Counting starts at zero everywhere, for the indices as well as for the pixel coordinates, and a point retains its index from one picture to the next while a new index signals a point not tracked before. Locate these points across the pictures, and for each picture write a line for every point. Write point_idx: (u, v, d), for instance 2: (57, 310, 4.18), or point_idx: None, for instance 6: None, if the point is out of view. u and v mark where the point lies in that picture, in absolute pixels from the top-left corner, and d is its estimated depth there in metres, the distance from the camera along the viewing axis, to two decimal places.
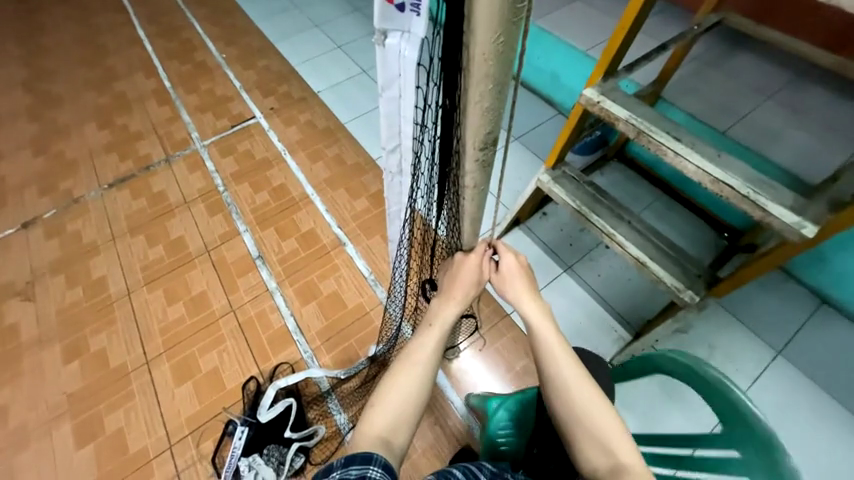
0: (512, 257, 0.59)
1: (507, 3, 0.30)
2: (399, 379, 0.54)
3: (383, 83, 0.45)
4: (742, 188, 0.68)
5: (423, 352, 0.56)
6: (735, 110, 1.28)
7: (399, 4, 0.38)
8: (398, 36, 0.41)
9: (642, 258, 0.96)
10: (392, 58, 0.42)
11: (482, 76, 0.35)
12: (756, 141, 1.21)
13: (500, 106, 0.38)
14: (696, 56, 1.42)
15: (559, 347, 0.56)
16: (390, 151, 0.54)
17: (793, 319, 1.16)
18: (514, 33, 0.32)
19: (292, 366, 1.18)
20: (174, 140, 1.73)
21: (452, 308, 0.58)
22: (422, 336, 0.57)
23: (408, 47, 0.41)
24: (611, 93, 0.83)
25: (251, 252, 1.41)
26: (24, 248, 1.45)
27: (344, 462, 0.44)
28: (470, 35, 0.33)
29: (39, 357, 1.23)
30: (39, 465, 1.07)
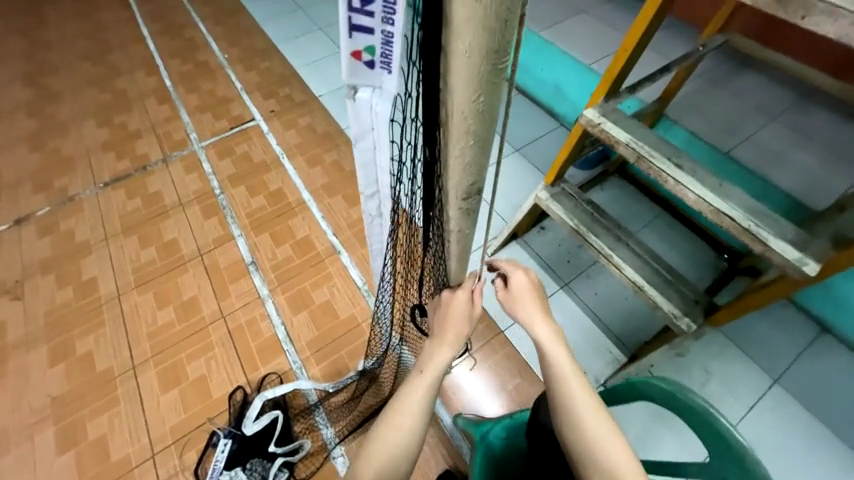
0: (524, 274, 0.59)
1: (486, 65, 0.28)
2: (393, 424, 0.51)
3: (356, 134, 0.43)
4: (743, 220, 0.67)
5: (414, 403, 0.52)
6: (738, 131, 1.27)
7: (368, 60, 0.35)
8: (369, 92, 0.38)
9: (639, 282, 0.93)
10: (363, 112, 0.40)
11: (463, 132, 0.33)
12: (760, 164, 1.19)
13: (484, 158, 0.36)
14: (700, 74, 1.41)
15: (572, 374, 0.53)
16: (368, 197, 0.53)
17: (791, 346, 1.13)
18: (496, 92, 0.30)
19: (280, 377, 1.16)
20: (172, 140, 1.71)
21: (445, 353, 0.54)
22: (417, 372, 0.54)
23: (380, 102, 0.38)
24: (611, 114, 0.81)
25: (245, 257, 1.39)
26: (16, 245, 1.43)
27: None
28: (450, 93, 0.31)
29: (25, 357, 1.21)
30: (18, 470, 1.05)
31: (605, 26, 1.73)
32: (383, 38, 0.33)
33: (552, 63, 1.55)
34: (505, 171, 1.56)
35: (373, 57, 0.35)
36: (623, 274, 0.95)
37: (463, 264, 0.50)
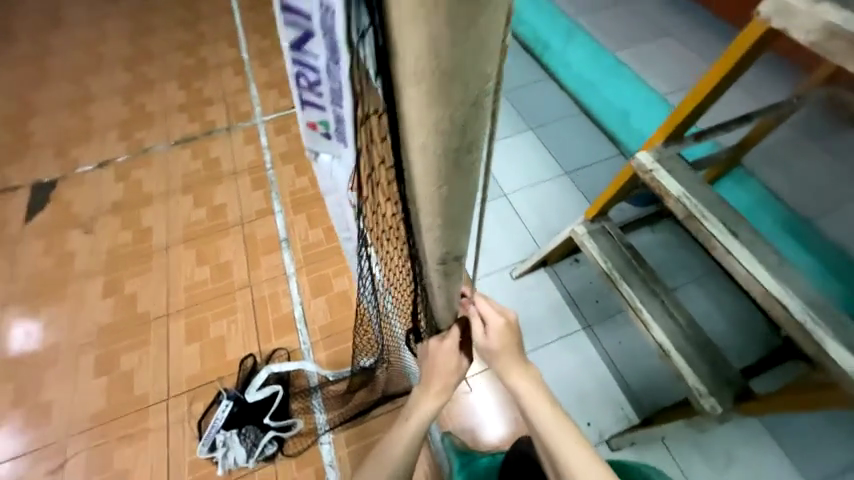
0: (498, 315, 0.55)
1: (447, 156, 0.26)
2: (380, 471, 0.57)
3: (324, 189, 0.52)
4: (798, 312, 0.58)
5: (398, 447, 0.57)
6: (828, 196, 1.10)
7: (323, 131, 0.41)
8: (329, 157, 0.44)
9: (665, 346, 0.85)
10: (326, 172, 0.47)
11: (431, 212, 0.31)
12: (847, 239, 1.03)
13: (460, 233, 0.34)
14: (796, 122, 1.23)
15: (559, 425, 0.55)
16: (346, 239, 0.61)
17: (842, 453, 0.98)
18: (463, 178, 0.28)
19: (288, 354, 1.22)
20: (238, 111, 1.83)
21: (429, 402, 0.57)
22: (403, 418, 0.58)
23: (338, 165, 0.45)
24: (668, 161, 0.73)
25: (280, 233, 1.46)
26: (95, 185, 1.62)
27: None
28: (414, 176, 0.29)
29: (84, 286, 1.38)
30: (63, 381, 1.21)
31: (693, 52, 1.58)
32: (333, 115, 0.38)
33: (623, 91, 1.49)
34: (548, 193, 1.49)
35: (327, 129, 0.41)
36: (650, 333, 0.87)
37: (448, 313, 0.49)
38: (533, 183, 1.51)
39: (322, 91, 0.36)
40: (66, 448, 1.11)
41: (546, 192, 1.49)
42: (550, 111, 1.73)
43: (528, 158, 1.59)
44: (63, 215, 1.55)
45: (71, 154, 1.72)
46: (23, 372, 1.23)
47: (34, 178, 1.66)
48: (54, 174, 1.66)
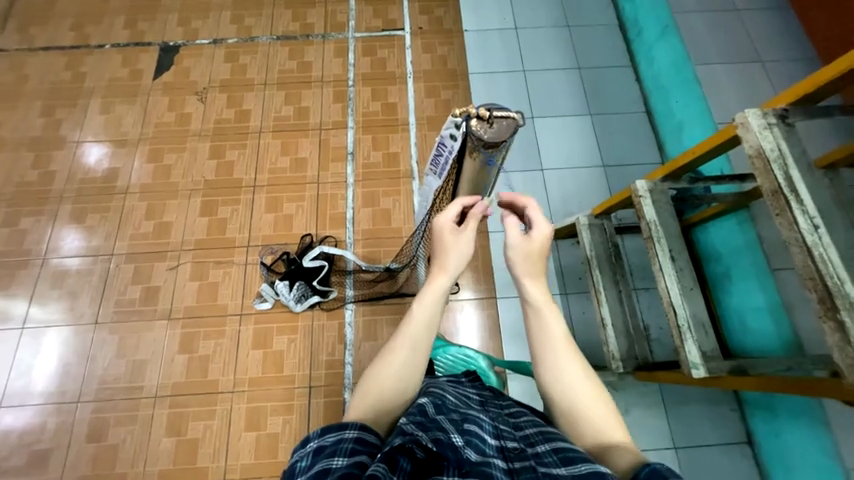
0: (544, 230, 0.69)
1: None
2: (391, 358, 0.61)
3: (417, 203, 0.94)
4: (683, 321, 0.90)
5: (409, 338, 0.62)
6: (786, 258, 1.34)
7: (428, 183, 0.84)
8: (426, 190, 0.86)
9: (606, 321, 1.19)
10: (424, 195, 0.89)
11: None
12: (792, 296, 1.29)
13: None
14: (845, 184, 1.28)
15: (563, 343, 0.61)
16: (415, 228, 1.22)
17: (713, 433, 1.33)
18: None
19: (336, 242, 1.61)
20: (335, 21, 2.00)
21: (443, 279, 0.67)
22: (416, 304, 0.65)
23: (426, 195, 0.88)
24: (658, 193, 0.98)
25: (348, 148, 1.75)
26: (209, 59, 1.92)
27: (322, 433, 0.50)
28: None
29: (196, 145, 1.77)
30: (179, 211, 1.67)
31: (769, 79, 1.63)
32: (434, 177, 0.79)
33: (691, 100, 1.57)
34: (579, 178, 1.67)
35: (430, 183, 0.83)
36: (600, 309, 1.20)
37: None
38: (571, 167, 1.69)
39: (435, 168, 0.77)
40: (178, 258, 1.60)
41: (581, 177, 1.68)
42: (614, 101, 1.80)
43: (574, 140, 1.74)
44: (183, 79, 1.88)
45: (192, 24, 1.99)
46: (152, 196, 1.69)
47: (163, 39, 1.96)
48: (178, 40, 1.96)
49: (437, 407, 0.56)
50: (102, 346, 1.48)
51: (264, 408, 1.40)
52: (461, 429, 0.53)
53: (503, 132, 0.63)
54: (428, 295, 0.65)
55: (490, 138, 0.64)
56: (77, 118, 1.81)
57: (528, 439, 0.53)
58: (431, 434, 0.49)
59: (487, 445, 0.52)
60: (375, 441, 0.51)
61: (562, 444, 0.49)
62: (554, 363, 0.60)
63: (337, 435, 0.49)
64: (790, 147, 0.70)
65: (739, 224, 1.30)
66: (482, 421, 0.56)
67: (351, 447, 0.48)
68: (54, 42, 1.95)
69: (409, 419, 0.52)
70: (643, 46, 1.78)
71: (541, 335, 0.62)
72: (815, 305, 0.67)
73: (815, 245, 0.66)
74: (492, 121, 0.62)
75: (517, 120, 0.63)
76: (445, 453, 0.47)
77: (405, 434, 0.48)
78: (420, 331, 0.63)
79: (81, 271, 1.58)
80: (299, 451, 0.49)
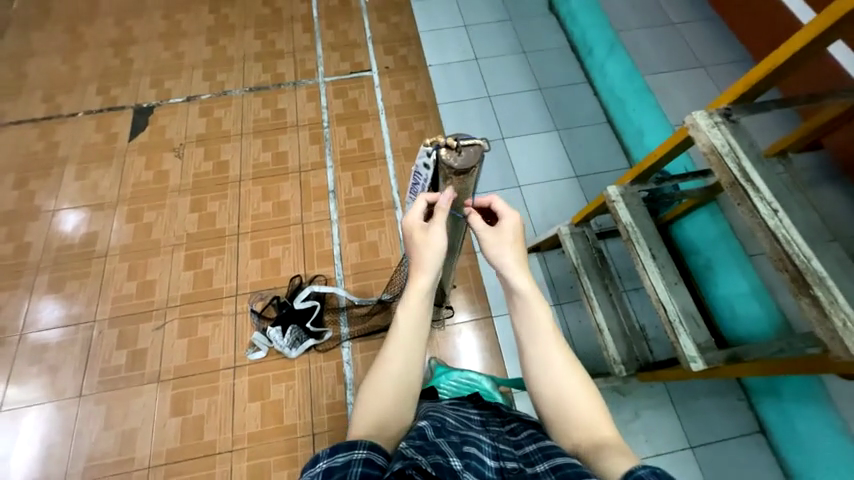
0: (515, 218, 0.72)
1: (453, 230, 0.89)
2: (384, 372, 0.62)
3: None
4: (674, 316, 0.92)
5: (399, 349, 0.64)
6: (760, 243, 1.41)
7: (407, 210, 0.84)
8: None
9: (602, 326, 1.20)
10: None
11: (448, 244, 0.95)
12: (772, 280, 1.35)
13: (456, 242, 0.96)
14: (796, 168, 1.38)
15: (549, 335, 0.64)
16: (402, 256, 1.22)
17: (724, 426, 1.32)
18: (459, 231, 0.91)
19: (325, 280, 1.60)
20: (305, 68, 2.09)
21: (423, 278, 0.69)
22: (402, 311, 0.67)
23: None
24: (629, 197, 1.03)
25: (329, 186, 1.78)
26: (184, 116, 1.96)
27: (331, 453, 0.50)
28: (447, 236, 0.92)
29: (176, 200, 1.77)
30: (162, 267, 1.64)
31: (712, 81, 1.77)
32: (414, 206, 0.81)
33: (646, 106, 1.65)
34: (555, 190, 1.74)
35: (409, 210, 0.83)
36: (594, 315, 1.22)
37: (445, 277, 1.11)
38: (545, 181, 1.76)
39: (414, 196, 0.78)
40: (165, 316, 1.55)
41: (556, 189, 1.74)
42: (577, 115, 1.90)
43: (545, 155, 1.82)
44: (158, 137, 1.91)
45: (165, 85, 2.05)
46: (133, 256, 1.66)
47: (137, 101, 2.00)
48: (152, 101, 2.00)
49: (437, 430, 0.56)
50: (87, 420, 1.40)
51: (266, 464, 1.33)
52: (461, 452, 0.52)
53: (473, 159, 0.66)
54: (411, 301, 0.67)
55: (459, 165, 0.66)
56: (52, 187, 1.80)
57: (528, 459, 0.53)
58: (430, 457, 0.48)
59: (486, 467, 0.52)
60: (382, 462, 0.51)
61: (560, 461, 0.48)
62: (541, 353, 0.63)
63: (346, 456, 0.49)
64: (739, 142, 0.76)
65: (711, 216, 1.36)
66: (481, 443, 0.56)
67: (362, 470, 0.47)
68: (26, 115, 1.97)
69: (408, 443, 0.51)
70: (595, 61, 1.88)
71: (529, 326, 0.65)
72: (789, 284, 0.71)
73: (777, 228, 0.70)
74: (460, 149, 0.65)
75: (483, 146, 0.66)
76: (444, 475, 0.46)
77: (406, 459, 0.47)
78: (410, 337, 0.65)
79: (62, 342, 1.52)
80: (309, 471, 0.48)
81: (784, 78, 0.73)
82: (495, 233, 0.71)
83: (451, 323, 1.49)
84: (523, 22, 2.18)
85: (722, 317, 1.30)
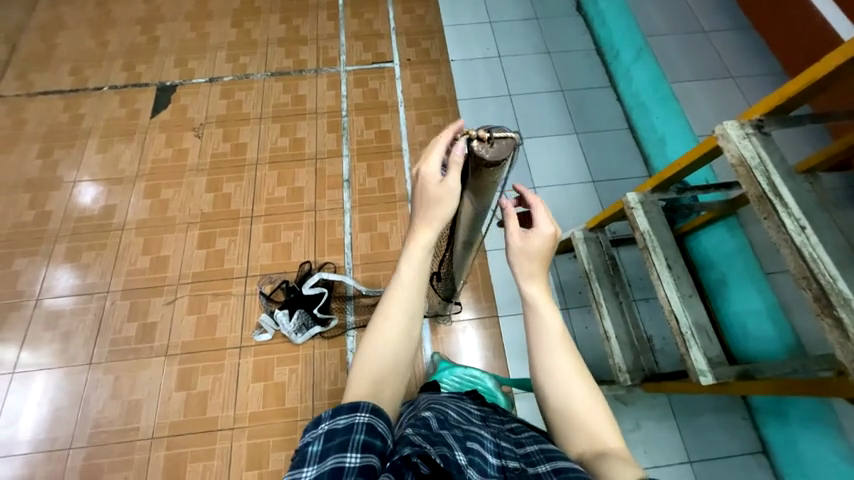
0: (550, 230, 0.71)
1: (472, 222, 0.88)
2: (382, 329, 0.62)
3: None
4: (686, 328, 0.91)
5: (398, 306, 0.63)
6: (780, 262, 1.38)
7: None
8: None
9: (610, 334, 1.19)
10: None
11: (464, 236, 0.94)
12: (789, 301, 1.32)
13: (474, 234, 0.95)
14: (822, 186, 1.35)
15: (558, 343, 0.63)
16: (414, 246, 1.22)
17: (726, 442, 1.31)
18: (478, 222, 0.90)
19: (334, 268, 1.61)
20: (327, 56, 2.09)
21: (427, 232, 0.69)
22: (403, 264, 0.67)
23: None
24: (649, 204, 1.01)
25: (344, 175, 1.79)
26: (206, 97, 1.98)
27: (333, 414, 0.51)
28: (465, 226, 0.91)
29: (193, 179, 1.79)
30: (176, 245, 1.66)
31: (741, 93, 1.73)
32: None
33: (670, 114, 1.61)
34: (571, 194, 1.72)
35: None
36: (602, 322, 1.21)
37: (457, 268, 1.09)
38: (561, 184, 1.74)
39: None
40: (176, 292, 1.58)
41: (572, 193, 1.72)
42: (598, 119, 1.88)
43: (562, 158, 1.80)
44: (180, 116, 1.93)
45: (189, 65, 2.07)
46: (148, 232, 1.69)
47: (160, 79, 2.03)
48: (175, 79, 2.02)
49: (441, 423, 0.56)
50: (95, 388, 1.43)
51: (265, 444, 1.35)
52: (465, 447, 0.52)
53: (502, 152, 0.64)
54: (413, 255, 0.67)
55: (489, 158, 0.65)
56: (74, 159, 1.84)
57: (529, 458, 0.52)
58: (438, 447, 0.48)
59: (488, 464, 0.51)
60: (383, 431, 0.51)
61: (562, 465, 0.48)
62: (549, 359, 0.62)
63: (348, 419, 0.50)
64: (770, 155, 0.74)
65: (729, 231, 1.32)
66: (483, 439, 0.55)
67: (363, 440, 0.48)
68: (53, 86, 2.01)
69: (414, 431, 0.51)
70: (621, 65, 1.85)
71: (537, 332, 0.65)
72: (811, 303, 0.69)
73: (804, 245, 0.68)
74: (492, 142, 0.64)
75: (515, 139, 0.65)
76: (451, 470, 0.47)
77: (414, 445, 0.48)
78: (410, 295, 0.65)
79: (75, 311, 1.55)
80: (311, 432, 0.50)
81: (822, 92, 0.71)
82: (526, 239, 0.70)
83: (456, 320, 1.49)
84: (549, 21, 2.15)
85: (732, 333, 1.28)
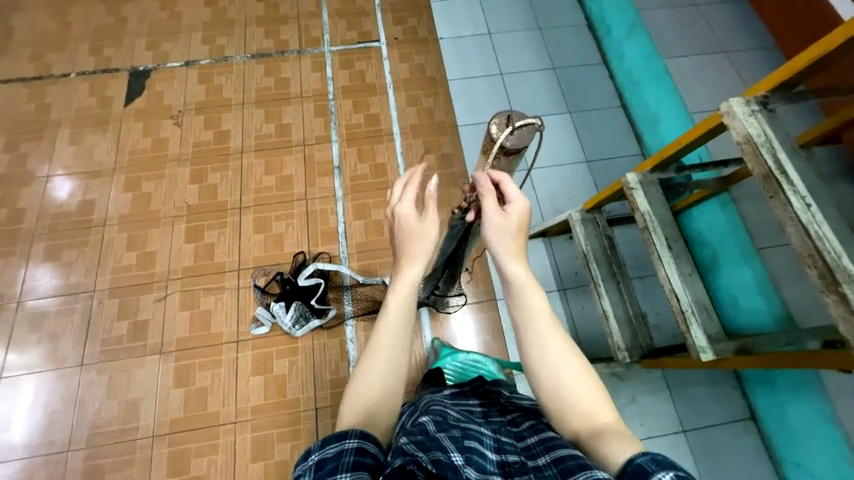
0: (522, 204, 0.68)
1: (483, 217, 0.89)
2: (374, 361, 0.61)
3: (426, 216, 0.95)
4: (687, 306, 0.92)
5: (386, 336, 0.63)
6: (774, 235, 1.40)
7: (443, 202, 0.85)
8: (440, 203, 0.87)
9: (609, 314, 1.21)
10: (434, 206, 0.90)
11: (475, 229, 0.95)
12: (780, 274, 1.36)
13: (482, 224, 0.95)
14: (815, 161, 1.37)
15: (550, 327, 0.62)
16: None
17: (718, 412, 1.36)
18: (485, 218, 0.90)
19: (329, 258, 1.58)
20: (310, 36, 1.99)
21: (414, 269, 0.67)
22: (389, 302, 0.65)
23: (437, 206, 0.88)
24: (648, 185, 1.01)
25: (333, 161, 1.74)
26: (183, 82, 1.87)
27: (322, 445, 0.50)
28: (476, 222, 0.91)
29: (176, 170, 1.71)
30: (163, 239, 1.60)
31: (733, 67, 1.72)
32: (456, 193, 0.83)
33: (663, 90, 1.61)
34: (566, 175, 1.71)
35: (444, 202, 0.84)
36: (601, 302, 1.22)
37: (459, 256, 1.08)
38: (555, 165, 1.73)
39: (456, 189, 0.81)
40: (166, 288, 1.53)
41: (566, 174, 1.71)
42: (591, 97, 1.85)
43: (556, 138, 1.78)
44: (156, 103, 1.83)
45: (162, 48, 1.94)
46: (132, 227, 1.62)
47: (132, 64, 1.90)
48: (148, 64, 1.91)
49: (438, 425, 0.56)
50: (90, 387, 1.40)
51: (269, 436, 1.35)
52: (462, 446, 0.52)
53: (525, 137, 0.70)
54: (399, 289, 0.65)
55: (511, 144, 0.70)
56: (45, 152, 1.73)
57: (529, 451, 0.53)
58: (431, 453, 0.48)
59: (488, 461, 0.51)
60: (373, 451, 0.51)
61: (561, 453, 0.49)
62: (539, 343, 0.61)
63: (338, 446, 0.50)
64: (775, 131, 0.74)
65: (720, 205, 1.36)
66: (483, 436, 0.56)
67: (353, 460, 0.48)
68: (14, 74, 1.87)
69: (409, 438, 0.51)
70: (612, 43, 1.83)
71: (524, 314, 0.63)
72: (816, 281, 0.70)
73: (809, 222, 0.69)
74: (513, 130, 0.69)
75: (536, 125, 0.70)
76: (445, 472, 0.46)
77: (406, 455, 0.48)
78: (399, 325, 0.63)
79: (61, 311, 1.50)
80: (301, 465, 0.49)
81: (822, 71, 0.70)
82: (502, 217, 0.67)
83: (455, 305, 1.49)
84: None
85: (724, 308, 1.31)
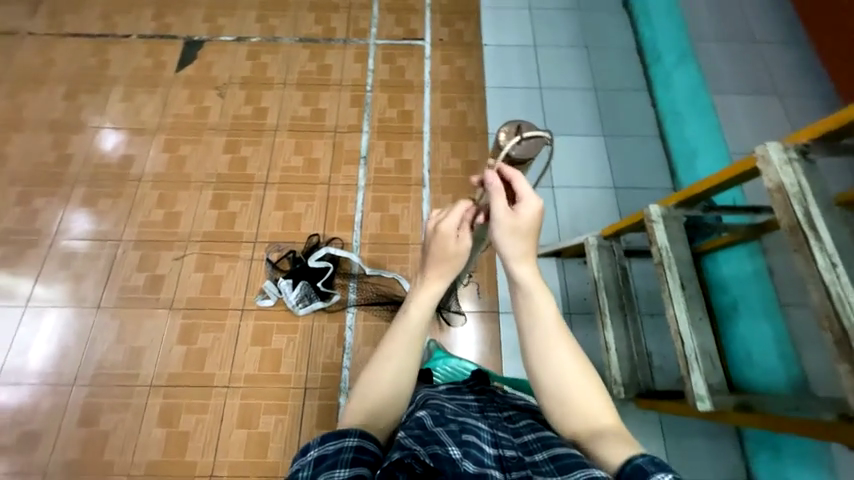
0: (534, 204, 0.70)
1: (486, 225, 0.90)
2: (385, 364, 0.64)
3: None
4: (690, 351, 0.90)
5: (401, 341, 0.65)
6: (797, 292, 1.34)
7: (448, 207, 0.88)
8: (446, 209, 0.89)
9: (611, 347, 1.18)
10: None
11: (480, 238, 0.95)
12: (798, 333, 1.29)
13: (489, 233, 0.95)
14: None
15: (556, 332, 0.64)
16: None
17: (710, 466, 1.30)
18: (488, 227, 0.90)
19: (342, 244, 1.61)
20: (357, 27, 2.03)
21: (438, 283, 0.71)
22: (410, 307, 0.68)
23: None
24: (670, 219, 0.98)
25: (361, 151, 1.77)
26: (232, 56, 1.95)
27: (322, 440, 0.52)
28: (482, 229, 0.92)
29: (212, 138, 1.79)
30: (190, 202, 1.68)
31: (784, 113, 1.64)
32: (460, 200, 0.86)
33: (704, 127, 1.55)
34: (589, 197, 1.67)
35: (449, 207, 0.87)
36: (604, 334, 1.19)
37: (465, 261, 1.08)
38: (581, 186, 1.70)
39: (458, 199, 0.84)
40: (185, 248, 1.60)
41: (590, 197, 1.68)
42: (629, 123, 1.80)
43: (586, 159, 1.74)
44: (204, 73, 1.91)
45: (218, 21, 2.03)
46: (164, 186, 1.70)
47: (188, 33, 2.00)
48: (203, 35, 2.00)
49: (436, 419, 0.56)
50: (102, 329, 1.48)
51: (258, 406, 1.39)
52: (460, 440, 0.52)
53: (532, 149, 0.73)
54: (420, 300, 0.69)
55: (517, 153, 0.73)
56: (98, 104, 1.84)
57: (527, 446, 0.53)
58: (429, 447, 0.50)
59: (485, 455, 0.51)
60: (373, 449, 0.52)
61: (559, 451, 0.50)
62: (544, 347, 0.63)
63: (337, 444, 0.51)
64: (810, 184, 0.70)
65: (748, 254, 1.30)
66: (480, 430, 0.55)
67: (352, 457, 0.49)
68: (82, 30, 2.00)
69: (407, 433, 0.52)
70: (661, 70, 1.75)
71: (531, 318, 0.65)
72: (832, 348, 0.66)
73: (832, 284, 0.66)
74: (521, 140, 0.72)
75: (545, 138, 0.72)
76: (444, 467, 0.48)
77: (404, 449, 0.49)
78: (413, 333, 0.66)
79: (88, 254, 1.59)
80: (300, 460, 0.51)
81: None
82: (512, 216, 0.69)
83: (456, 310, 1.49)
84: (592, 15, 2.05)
85: (738, 359, 1.23)
